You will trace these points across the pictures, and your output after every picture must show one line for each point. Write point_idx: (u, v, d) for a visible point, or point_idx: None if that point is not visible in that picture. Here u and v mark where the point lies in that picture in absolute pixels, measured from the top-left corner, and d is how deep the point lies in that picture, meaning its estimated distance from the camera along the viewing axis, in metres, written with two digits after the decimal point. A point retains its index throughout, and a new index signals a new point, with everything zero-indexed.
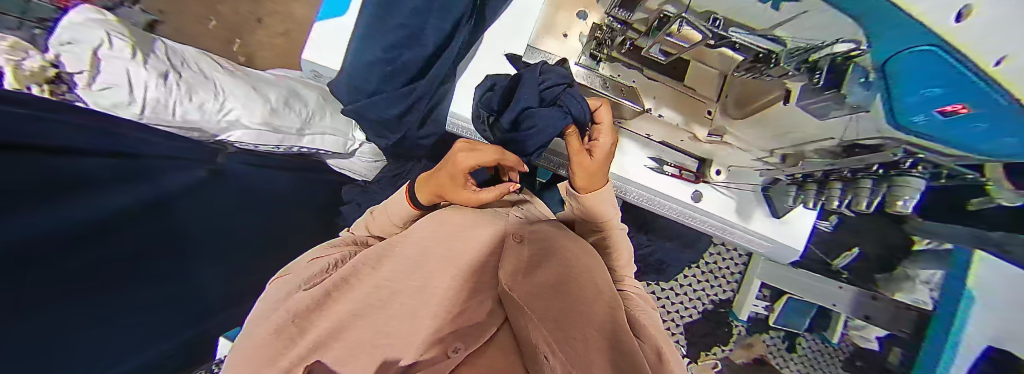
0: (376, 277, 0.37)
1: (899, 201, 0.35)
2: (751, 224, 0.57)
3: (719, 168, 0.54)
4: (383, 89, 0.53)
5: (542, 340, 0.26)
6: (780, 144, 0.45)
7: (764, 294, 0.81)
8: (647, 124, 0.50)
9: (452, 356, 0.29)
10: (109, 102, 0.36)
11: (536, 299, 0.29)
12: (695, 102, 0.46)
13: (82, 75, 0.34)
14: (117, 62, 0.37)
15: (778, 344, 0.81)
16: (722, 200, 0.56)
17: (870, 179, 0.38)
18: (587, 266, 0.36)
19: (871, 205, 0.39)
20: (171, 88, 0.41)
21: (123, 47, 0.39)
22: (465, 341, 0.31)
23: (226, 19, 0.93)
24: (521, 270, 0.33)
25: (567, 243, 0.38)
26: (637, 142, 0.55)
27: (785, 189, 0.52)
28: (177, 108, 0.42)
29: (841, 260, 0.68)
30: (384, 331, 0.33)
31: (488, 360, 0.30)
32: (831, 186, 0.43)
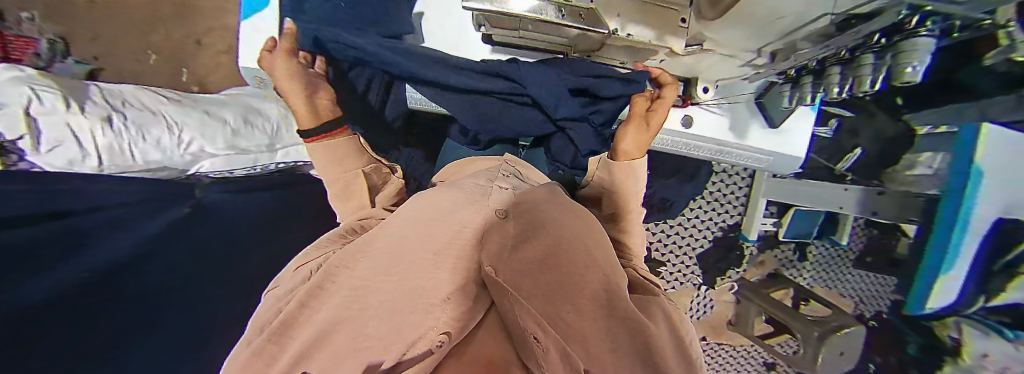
0: (352, 278, 0.23)
1: (906, 69, 0.27)
2: (748, 140, 0.53)
3: (707, 85, 0.47)
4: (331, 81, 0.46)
5: (529, 325, 0.17)
6: (765, 40, 0.35)
7: (771, 212, 0.84)
8: (615, 52, 0.43)
9: (438, 353, 0.16)
10: (59, 159, 0.41)
11: (525, 271, 0.20)
12: (666, 13, 0.35)
13: (22, 138, 0.39)
14: (55, 117, 0.42)
15: (790, 256, 0.89)
16: (714, 120, 0.51)
17: (873, 53, 0.30)
18: (587, 230, 0.28)
19: (876, 84, 0.31)
20: (120, 132, 0.48)
21: (53, 100, 0.43)
22: (460, 324, 0.18)
23: (164, 50, 1.00)
24: (507, 234, 0.22)
25: (555, 211, 0.27)
26: (615, 74, 0.49)
27: (780, 89, 0.45)
28: (134, 152, 0.48)
29: (845, 164, 0.69)
30: (363, 333, 0.18)
31: (483, 350, 0.17)
32: (828, 72, 0.35)
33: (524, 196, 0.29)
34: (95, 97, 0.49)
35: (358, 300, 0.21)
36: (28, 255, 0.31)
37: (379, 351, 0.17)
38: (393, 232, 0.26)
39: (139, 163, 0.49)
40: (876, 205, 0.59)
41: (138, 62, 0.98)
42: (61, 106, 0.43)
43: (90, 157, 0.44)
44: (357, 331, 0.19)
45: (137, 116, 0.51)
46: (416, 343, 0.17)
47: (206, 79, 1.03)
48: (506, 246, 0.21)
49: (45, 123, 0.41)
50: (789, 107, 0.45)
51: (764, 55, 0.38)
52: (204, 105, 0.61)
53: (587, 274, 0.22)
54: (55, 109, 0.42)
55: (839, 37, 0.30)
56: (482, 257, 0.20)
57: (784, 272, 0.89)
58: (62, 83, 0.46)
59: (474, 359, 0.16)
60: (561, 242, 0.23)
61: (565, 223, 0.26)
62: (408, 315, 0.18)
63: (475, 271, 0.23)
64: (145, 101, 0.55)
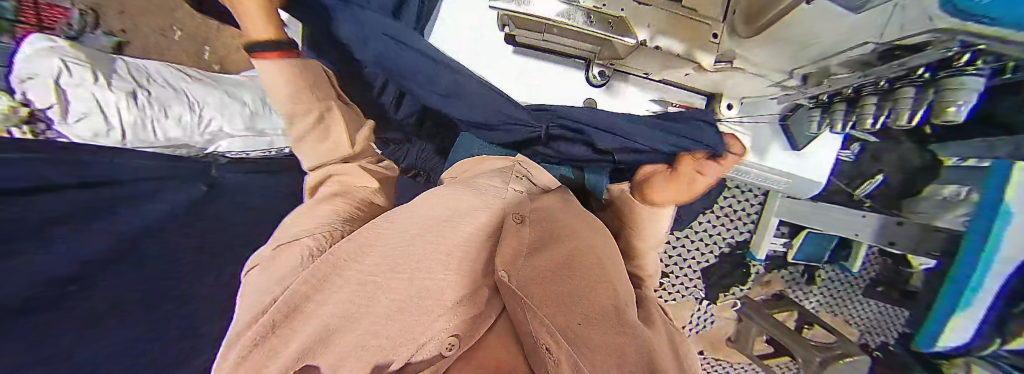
0: (357, 270, 0.22)
1: (950, 108, 0.26)
2: (766, 161, 0.51)
3: (731, 101, 0.46)
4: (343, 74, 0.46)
5: (542, 332, 0.17)
6: (795, 63, 0.34)
7: (782, 232, 0.81)
8: (641, 61, 0.42)
9: (447, 355, 0.19)
10: (85, 130, 0.43)
11: (541, 279, 0.21)
12: (699, 26, 0.35)
13: (51, 108, 0.42)
14: (83, 89, 0.44)
15: (797, 278, 0.87)
16: (735, 138, 0.50)
17: (914, 85, 0.28)
18: (601, 244, 0.28)
19: (914, 119, 0.30)
20: (144, 108, 0.49)
21: (81, 72, 0.44)
22: (469, 328, 0.21)
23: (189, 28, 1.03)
24: (524, 241, 0.24)
25: (566, 222, 0.29)
26: (635, 84, 0.49)
27: (810, 114, 0.43)
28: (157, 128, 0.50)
29: (864, 189, 0.66)
30: (373, 328, 0.20)
31: (487, 357, 0.19)
32: (863, 102, 0.33)
33: (536, 203, 0.31)
34: (121, 72, 0.50)
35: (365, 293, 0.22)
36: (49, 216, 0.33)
37: (386, 352, 0.18)
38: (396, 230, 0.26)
39: (160, 140, 0.50)
40: (891, 234, 0.57)
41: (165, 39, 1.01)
42: (90, 78, 0.45)
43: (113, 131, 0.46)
44: (365, 325, 0.20)
45: (160, 92, 0.53)
46: (425, 345, 0.19)
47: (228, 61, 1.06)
48: (520, 254, 0.23)
49: (75, 97, 0.43)
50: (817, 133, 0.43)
51: (795, 77, 0.37)
52: (225, 85, 0.62)
53: (600, 285, 0.22)
54: (82, 82, 0.44)
55: (880, 67, 0.28)
56: (497, 262, 0.22)
57: (789, 293, 0.87)
58: (91, 57, 0.48)
59: (480, 365, 0.18)
60: (576, 254, 0.24)
61: (576, 234, 0.27)
62: (417, 316, 0.20)
63: (487, 275, 0.25)
64: (169, 79, 0.56)
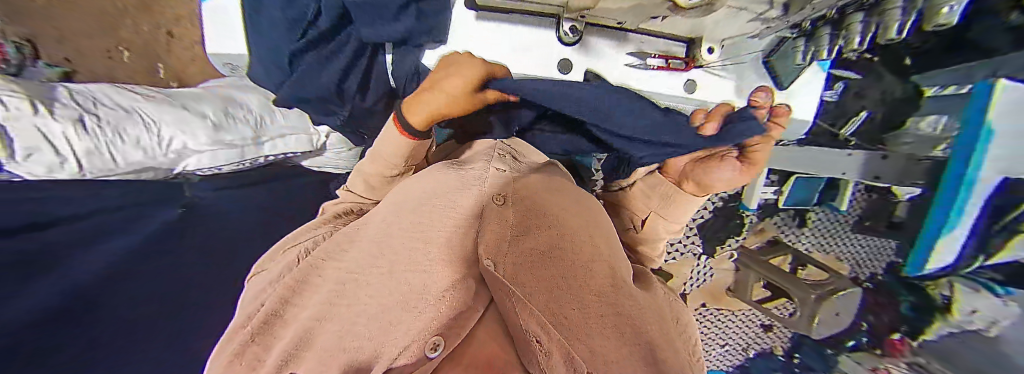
0: (341, 270, 0.26)
1: (944, 9, 0.26)
2: (752, 105, 0.51)
3: (710, 45, 0.43)
4: (300, 68, 0.47)
5: (533, 326, 0.19)
6: None
7: (772, 180, 0.82)
8: (610, 11, 0.38)
9: (434, 358, 0.16)
10: (38, 167, 0.47)
11: (523, 266, 0.22)
12: None
13: None
14: (22, 122, 0.46)
15: (789, 222, 0.88)
16: (715, 84, 0.50)
17: None
18: (592, 226, 0.29)
19: (903, 31, 0.30)
20: (95, 134, 0.53)
21: (19, 105, 0.47)
22: (454, 324, 0.18)
23: (136, 45, 1.00)
24: (507, 225, 0.24)
25: (554, 199, 0.29)
26: (610, 40, 0.46)
27: (793, 45, 0.42)
28: (111, 153, 0.54)
29: (850, 127, 0.65)
30: (352, 330, 0.21)
31: (481, 348, 0.17)
32: (849, 22, 0.33)
33: (522, 183, 0.29)
34: (64, 99, 0.53)
35: (344, 295, 0.24)
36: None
37: (369, 352, 0.19)
38: (367, 236, 0.27)
39: (120, 165, 0.55)
40: (876, 167, 0.55)
41: (112, 61, 0.98)
42: (27, 109, 0.47)
43: (68, 163, 0.50)
44: (348, 330, 0.21)
45: (111, 116, 0.56)
46: (406, 349, 0.17)
47: (185, 75, 1.04)
48: (504, 239, 0.23)
49: (14, 129, 0.46)
50: (803, 64, 0.43)
51: (777, 6, 0.32)
52: (181, 100, 0.65)
53: (587, 274, 0.24)
54: (20, 114, 0.47)
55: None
56: (481, 251, 0.21)
57: (782, 238, 0.89)
58: (32, 89, 0.50)
59: (471, 364, 0.16)
60: (560, 237, 0.25)
61: (564, 212, 0.28)
62: (405, 313, 0.20)
63: (472, 266, 0.23)
64: (118, 101, 0.59)
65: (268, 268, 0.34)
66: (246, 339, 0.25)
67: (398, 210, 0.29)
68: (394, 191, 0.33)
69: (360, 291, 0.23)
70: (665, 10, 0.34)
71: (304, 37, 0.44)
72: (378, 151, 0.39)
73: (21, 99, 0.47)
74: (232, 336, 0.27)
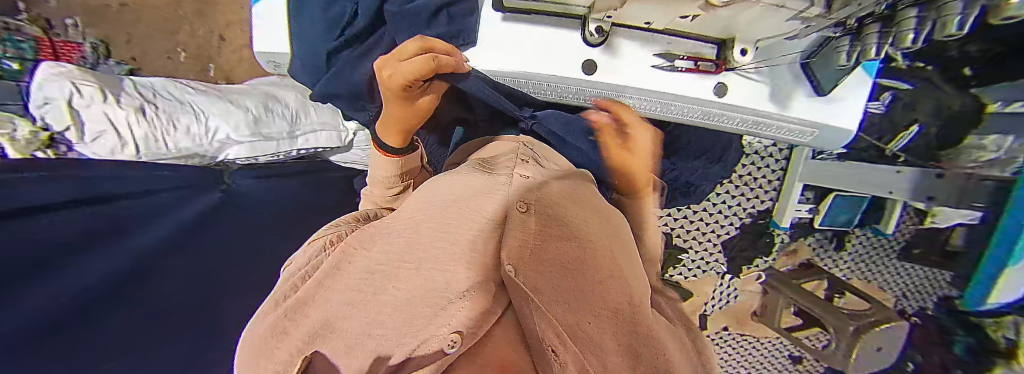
0: (365, 263, 0.26)
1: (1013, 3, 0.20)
2: (789, 110, 0.49)
3: (743, 46, 0.42)
4: (336, 65, 0.51)
5: (548, 335, 0.17)
6: None
7: (807, 197, 0.77)
8: (638, 10, 0.37)
9: (451, 354, 0.14)
10: (102, 147, 0.54)
11: (543, 273, 0.21)
12: None
13: (69, 130, 0.51)
14: (97, 109, 0.54)
15: (826, 245, 0.81)
16: (750, 87, 0.48)
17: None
18: (612, 241, 0.29)
19: (964, 26, 0.24)
20: (151, 122, 0.59)
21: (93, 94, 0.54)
22: (473, 326, 0.16)
23: (190, 47, 1.11)
24: (529, 234, 0.23)
25: (575, 212, 0.28)
26: (637, 40, 0.46)
27: (838, 44, 0.39)
28: (166, 139, 0.60)
29: (897, 142, 0.60)
30: (378, 322, 0.19)
31: (496, 357, 0.16)
32: (901, 17, 0.29)
33: (544, 193, 0.29)
34: (129, 90, 0.60)
35: (372, 284, 0.23)
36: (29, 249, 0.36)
37: (390, 343, 0.17)
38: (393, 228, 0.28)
39: (170, 150, 0.61)
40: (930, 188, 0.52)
41: (169, 60, 1.09)
42: (98, 98, 0.55)
43: (127, 146, 0.56)
44: (373, 318, 0.20)
45: (168, 107, 0.63)
46: (426, 340, 0.16)
47: (231, 74, 1.14)
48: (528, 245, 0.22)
49: (87, 116, 0.53)
50: (846, 65, 0.40)
51: (822, 3, 0.29)
52: (229, 95, 0.73)
53: (604, 287, 0.23)
54: (93, 102, 0.54)
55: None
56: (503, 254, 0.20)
57: (817, 262, 0.83)
58: (104, 80, 0.58)
59: (485, 363, 0.15)
60: (582, 250, 0.24)
61: (585, 227, 0.27)
62: (426, 309, 0.19)
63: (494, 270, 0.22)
64: (175, 94, 0.66)
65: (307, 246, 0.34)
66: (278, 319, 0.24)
67: (429, 205, 0.30)
68: (425, 186, 0.34)
69: (385, 276, 0.23)
70: (695, 7, 0.33)
71: (343, 37, 0.49)
72: (374, 177, 0.45)
73: (94, 88, 0.55)
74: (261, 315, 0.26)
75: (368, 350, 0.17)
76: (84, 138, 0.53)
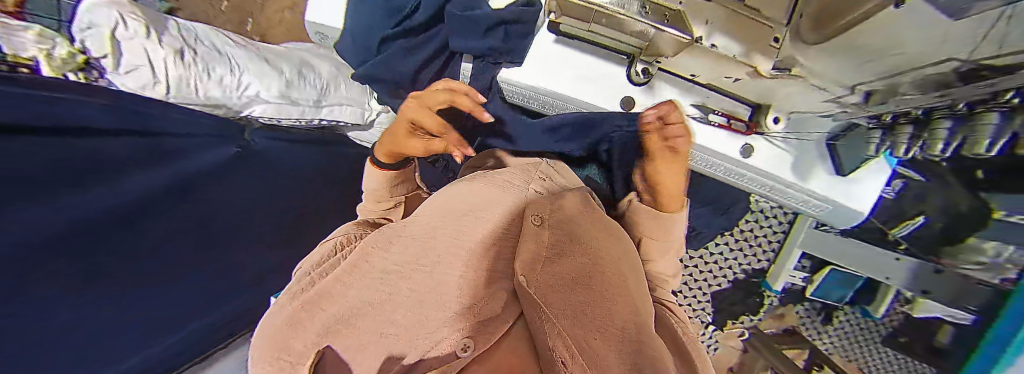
0: (380, 258, 0.27)
1: None
2: (810, 184, 0.49)
3: (778, 115, 0.43)
4: (383, 52, 0.52)
5: (559, 346, 0.19)
6: (861, 77, 0.29)
7: (803, 265, 0.77)
8: (688, 62, 0.39)
9: (463, 356, 0.19)
10: (134, 81, 0.50)
11: (554, 287, 0.23)
12: (763, 30, 0.29)
13: (106, 58, 0.48)
14: (137, 43, 0.51)
15: (812, 316, 0.82)
16: (776, 155, 0.48)
17: (999, 112, 0.25)
18: (625, 258, 0.29)
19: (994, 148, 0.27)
20: (187, 65, 0.57)
21: (135, 27, 0.52)
22: (484, 331, 0.20)
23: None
24: (541, 245, 0.25)
25: (592, 226, 0.28)
26: (677, 87, 0.48)
27: (869, 135, 0.41)
28: (197, 86, 0.58)
29: (902, 229, 0.60)
30: (391, 320, 0.22)
31: (505, 361, 0.20)
32: (934, 125, 0.31)
33: (563, 203, 0.29)
34: (171, 30, 0.58)
35: (389, 283, 0.24)
36: (71, 167, 0.38)
37: (403, 345, 0.21)
38: (415, 224, 0.29)
39: (199, 97, 0.58)
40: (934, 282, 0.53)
41: (207, 5, 1.09)
42: (142, 32, 0.52)
43: (160, 85, 0.53)
44: (386, 320, 0.22)
45: (206, 53, 0.61)
46: (439, 343, 0.21)
47: (267, 33, 1.16)
48: (539, 260, 0.24)
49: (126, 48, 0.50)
50: (876, 155, 0.42)
51: (858, 92, 0.32)
52: (267, 54, 0.72)
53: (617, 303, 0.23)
54: (135, 35, 0.51)
55: (956, 92, 0.24)
56: (515, 265, 0.23)
57: (802, 330, 0.84)
58: (149, 14, 0.55)
59: (497, 366, 0.19)
60: (593, 264, 0.25)
61: (601, 242, 0.27)
62: (439, 311, 0.22)
63: (506, 278, 0.25)
64: (215, 42, 0.65)
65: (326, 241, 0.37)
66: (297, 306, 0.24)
67: (443, 214, 0.30)
68: (436, 192, 0.34)
69: (395, 274, 0.25)
70: (743, 72, 0.35)
71: (397, 25, 0.50)
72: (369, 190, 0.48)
73: (141, 23, 0.52)
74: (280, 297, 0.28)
75: (381, 352, 0.20)
76: (118, 68, 0.49)
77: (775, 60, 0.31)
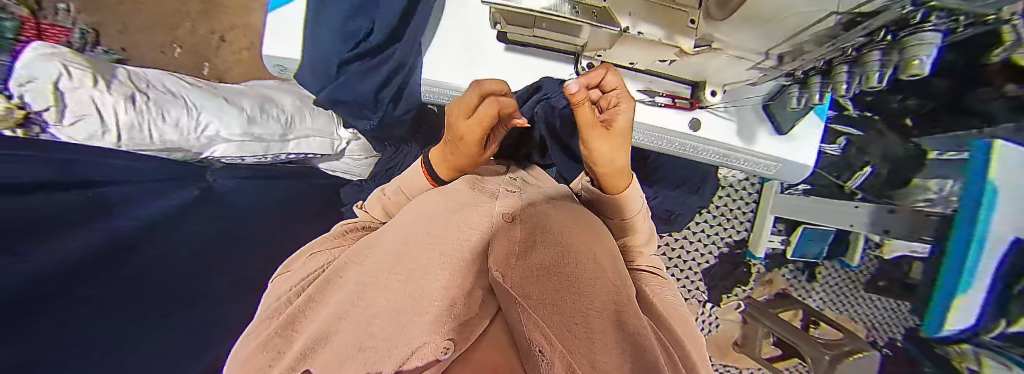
0: (360, 273, 0.28)
1: (915, 64, 0.25)
2: (755, 145, 0.54)
3: (714, 88, 0.48)
4: (344, 76, 0.54)
5: (535, 336, 0.19)
6: (772, 43, 0.34)
7: (779, 229, 0.83)
8: (623, 53, 0.44)
9: (442, 360, 0.18)
10: (80, 132, 0.53)
11: (530, 278, 0.21)
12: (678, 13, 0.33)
13: (48, 110, 0.51)
14: (81, 92, 0.54)
15: (798, 276, 0.86)
16: (722, 124, 0.53)
17: (877, 50, 0.28)
18: (599, 244, 0.28)
19: (883, 80, 0.30)
20: (139, 109, 0.60)
21: (79, 77, 0.55)
22: (464, 331, 0.20)
23: (188, 43, 1.13)
24: (515, 240, 0.25)
25: (562, 217, 0.29)
26: (624, 75, 0.51)
27: (790, 91, 0.45)
28: (151, 130, 0.61)
29: (855, 180, 0.67)
30: (369, 332, 0.22)
31: (484, 357, 0.20)
32: (834, 72, 0.35)
33: (533, 203, 0.30)
34: (123, 78, 0.61)
35: (363, 297, 0.25)
36: (15, 227, 0.37)
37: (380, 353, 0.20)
38: (387, 242, 0.30)
39: (154, 141, 0.61)
40: (884, 221, 0.54)
41: (162, 55, 1.11)
42: (88, 82, 0.55)
43: (109, 133, 0.56)
44: (364, 331, 0.22)
45: (158, 97, 0.64)
46: (420, 350, 0.18)
47: (226, 75, 1.15)
48: (513, 252, 0.23)
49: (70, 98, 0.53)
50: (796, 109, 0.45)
51: (771, 56, 0.37)
52: (227, 92, 0.75)
53: (597, 288, 0.22)
54: (81, 85, 0.54)
55: (841, 39, 0.29)
56: (490, 262, 0.22)
57: (792, 293, 0.86)
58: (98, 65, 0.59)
59: (477, 367, 0.18)
60: (570, 251, 0.24)
61: (573, 230, 0.27)
62: (417, 316, 0.22)
63: (483, 276, 0.25)
64: (171, 86, 0.68)
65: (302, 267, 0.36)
66: (275, 330, 0.28)
67: (417, 219, 0.31)
68: (417, 201, 0.35)
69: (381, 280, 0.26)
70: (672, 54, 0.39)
71: (354, 48, 0.52)
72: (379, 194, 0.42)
73: (87, 73, 0.55)
74: (263, 325, 0.31)
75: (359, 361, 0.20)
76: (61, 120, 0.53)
77: (696, 39, 0.35)
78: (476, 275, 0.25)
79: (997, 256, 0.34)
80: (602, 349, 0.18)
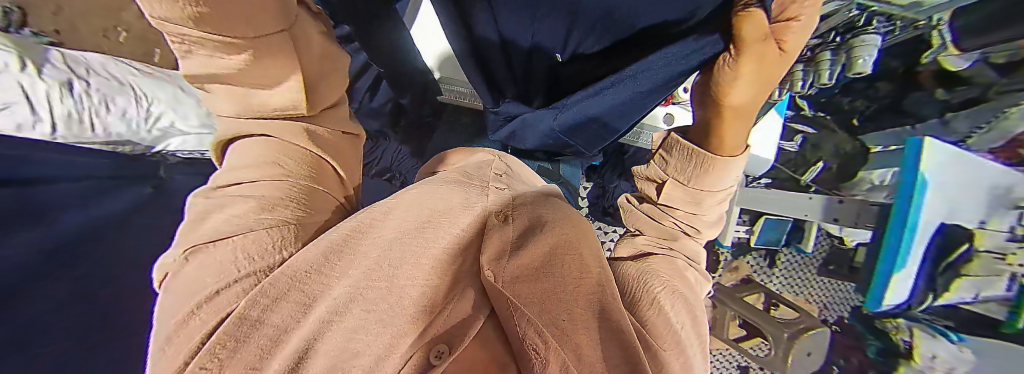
0: (343, 288, 0.18)
1: (862, 59, 0.53)
2: None
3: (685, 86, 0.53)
4: None
5: (529, 334, 0.19)
6: None
7: (744, 220, 0.85)
8: None
9: (436, 366, 0.17)
10: (6, 123, 0.46)
11: (519, 278, 0.21)
12: None
13: None
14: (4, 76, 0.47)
15: (760, 262, 0.90)
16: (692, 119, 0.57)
17: (833, 50, 0.56)
18: (589, 239, 0.28)
19: (841, 70, 0.56)
20: (78, 98, 0.52)
21: (11, 61, 0.47)
22: (457, 332, 0.19)
23: None
24: (506, 241, 0.24)
25: (552, 215, 0.28)
26: None
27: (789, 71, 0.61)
28: (93, 122, 0.54)
29: (810, 174, 0.71)
30: (351, 349, 0.16)
31: (470, 357, 0.19)
32: (820, 58, 0.57)
33: (519, 197, 0.29)
34: (55, 60, 0.52)
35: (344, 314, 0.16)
36: None
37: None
38: (385, 239, 0.20)
39: (97, 135, 0.54)
40: (834, 211, 0.58)
41: None
42: (13, 66, 0.47)
43: (41, 123, 0.49)
44: (345, 350, 0.16)
45: (103, 84, 0.55)
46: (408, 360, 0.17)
47: None
48: (504, 253, 0.23)
49: None
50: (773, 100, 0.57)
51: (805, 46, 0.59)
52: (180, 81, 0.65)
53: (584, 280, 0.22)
54: (6, 68, 0.47)
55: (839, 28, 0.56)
56: (480, 262, 0.22)
57: (755, 278, 0.89)
58: (26, 44, 0.51)
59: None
60: (558, 250, 0.24)
61: (561, 225, 0.27)
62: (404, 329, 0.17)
63: (472, 275, 0.22)
64: (115, 72, 0.58)
65: (189, 272, 0.19)
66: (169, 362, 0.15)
67: (415, 215, 0.22)
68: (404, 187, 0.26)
69: (358, 265, 0.19)
70: None
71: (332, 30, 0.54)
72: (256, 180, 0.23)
73: (12, 54, 0.48)
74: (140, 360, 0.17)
75: None
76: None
77: None
78: (465, 275, 0.22)
79: (929, 237, 0.40)
80: (586, 343, 0.18)
